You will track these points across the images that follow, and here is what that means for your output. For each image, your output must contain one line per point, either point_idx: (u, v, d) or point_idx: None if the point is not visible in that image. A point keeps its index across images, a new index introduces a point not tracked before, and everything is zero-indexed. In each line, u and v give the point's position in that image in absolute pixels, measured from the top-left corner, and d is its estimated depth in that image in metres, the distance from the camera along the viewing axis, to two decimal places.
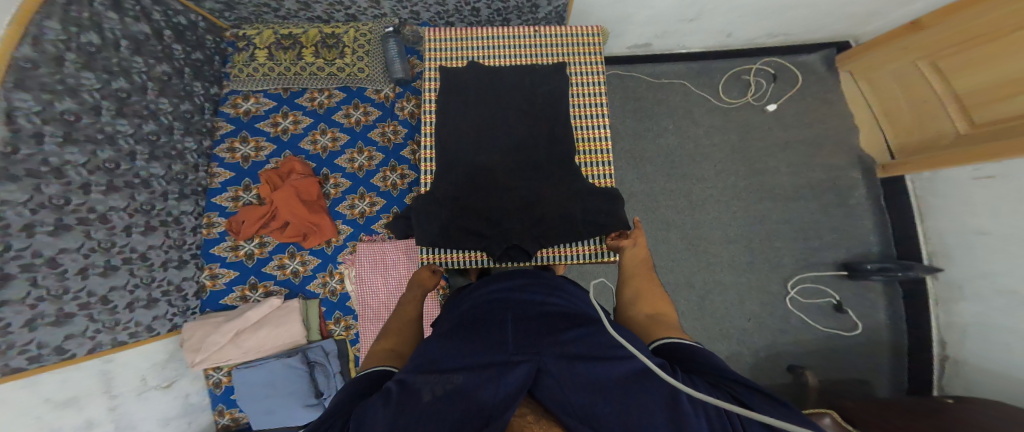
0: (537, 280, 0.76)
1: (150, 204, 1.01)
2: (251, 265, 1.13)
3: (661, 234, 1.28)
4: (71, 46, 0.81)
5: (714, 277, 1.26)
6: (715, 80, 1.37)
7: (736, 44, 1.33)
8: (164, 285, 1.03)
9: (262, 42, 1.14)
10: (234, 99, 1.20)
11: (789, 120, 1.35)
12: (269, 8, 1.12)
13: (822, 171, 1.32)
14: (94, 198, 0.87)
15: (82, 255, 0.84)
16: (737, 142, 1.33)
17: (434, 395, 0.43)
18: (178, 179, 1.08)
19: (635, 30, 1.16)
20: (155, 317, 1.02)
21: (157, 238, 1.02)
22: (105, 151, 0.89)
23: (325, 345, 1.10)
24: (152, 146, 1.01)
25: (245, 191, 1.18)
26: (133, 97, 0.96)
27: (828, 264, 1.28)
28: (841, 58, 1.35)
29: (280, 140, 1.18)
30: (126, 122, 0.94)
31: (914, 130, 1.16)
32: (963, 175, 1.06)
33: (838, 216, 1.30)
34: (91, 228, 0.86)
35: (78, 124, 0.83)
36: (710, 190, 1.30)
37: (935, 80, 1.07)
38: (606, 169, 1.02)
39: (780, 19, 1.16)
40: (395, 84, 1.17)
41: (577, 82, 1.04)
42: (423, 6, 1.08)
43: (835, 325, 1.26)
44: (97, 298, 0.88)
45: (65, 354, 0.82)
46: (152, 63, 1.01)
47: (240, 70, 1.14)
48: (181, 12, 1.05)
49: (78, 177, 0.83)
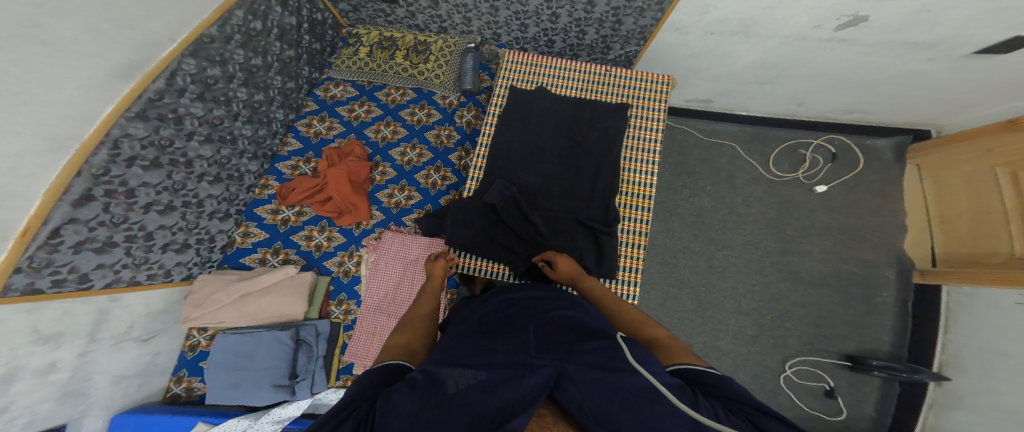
0: (557, 297, 0.82)
1: (228, 159, 1.08)
2: (281, 231, 1.21)
3: (671, 291, 1.27)
4: (242, 30, 0.96)
5: (714, 342, 1.25)
6: (769, 149, 1.32)
7: (803, 115, 1.27)
8: (201, 233, 1.08)
9: (367, 40, 1.23)
10: (328, 84, 1.29)
11: (835, 205, 1.30)
12: (382, 13, 1.19)
13: (853, 263, 1.29)
14: (192, 145, 0.96)
15: (155, 191, 0.91)
16: (774, 217, 1.30)
17: (458, 387, 0.52)
18: (257, 141, 1.15)
19: (702, 85, 1.12)
20: (178, 263, 1.05)
21: (218, 189, 1.08)
22: (219, 110, 0.99)
23: (318, 326, 1.12)
24: (254, 111, 1.10)
25: (305, 163, 1.24)
26: (260, 72, 1.07)
27: (833, 352, 1.26)
28: (913, 150, 1.28)
29: (350, 125, 1.23)
30: (245, 90, 1.04)
31: (967, 240, 1.12)
32: (1005, 297, 1.02)
33: (857, 311, 1.27)
34: (175, 169, 0.94)
35: (214, 87, 0.95)
36: (734, 259, 1.29)
37: (1009, 189, 1.00)
38: (644, 216, 1.01)
39: (864, 95, 1.09)
40: (462, 94, 1.20)
41: (636, 125, 1.02)
42: (505, 31, 1.09)
43: (819, 407, 1.24)
44: (144, 234, 0.92)
45: (85, 283, 0.82)
46: (285, 48, 1.11)
47: (343, 61, 1.24)
48: (320, 10, 1.18)
49: (190, 126, 0.93)
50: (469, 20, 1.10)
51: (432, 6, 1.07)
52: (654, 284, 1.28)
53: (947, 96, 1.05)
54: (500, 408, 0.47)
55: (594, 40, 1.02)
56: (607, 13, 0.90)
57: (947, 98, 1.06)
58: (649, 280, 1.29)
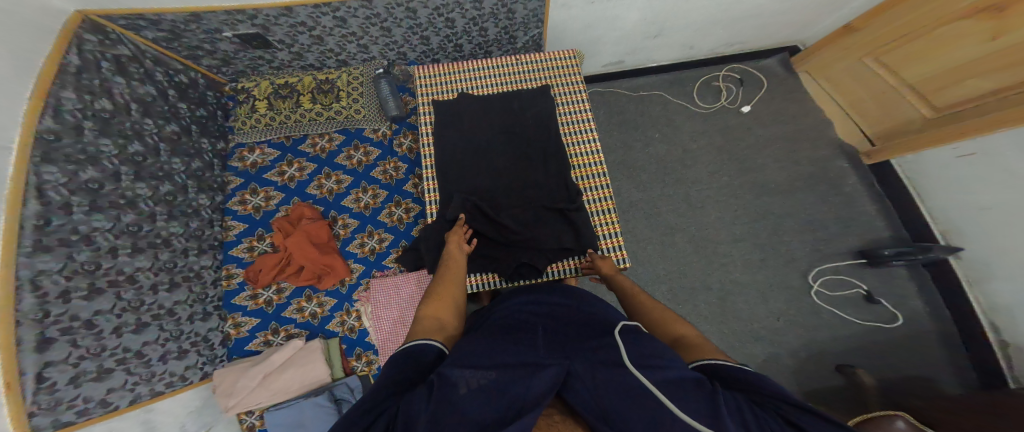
0: (562, 294, 0.77)
1: (172, 262, 0.99)
2: (270, 311, 1.08)
3: (667, 239, 1.27)
4: (87, 114, 0.85)
5: (730, 277, 1.25)
6: (689, 88, 1.45)
7: (699, 55, 1.42)
8: (192, 336, 0.99)
9: (260, 93, 1.17)
10: (240, 152, 1.20)
11: (764, 118, 1.42)
12: (264, 60, 1.15)
13: (808, 163, 1.37)
14: (122, 260, 0.87)
15: (116, 315, 0.83)
16: (722, 145, 1.38)
17: (471, 387, 0.45)
18: (195, 235, 1.07)
19: (610, 49, 1.25)
20: (187, 367, 0.97)
21: (181, 294, 0.99)
22: (129, 214, 0.91)
23: (350, 382, 1.02)
24: (169, 205, 1.01)
25: (260, 240, 1.14)
26: (147, 159, 0.98)
27: (843, 254, 1.27)
28: (797, 61, 1.46)
29: (288, 188, 1.17)
30: (144, 185, 0.96)
31: (884, 118, 1.25)
32: (943, 154, 1.11)
33: (838, 205, 1.32)
34: (122, 289, 0.85)
35: (103, 191, 0.85)
36: (705, 191, 1.33)
37: (885, 73, 1.19)
38: (602, 180, 1.04)
39: (733, 30, 1.27)
40: (391, 121, 1.19)
41: (562, 102, 1.10)
42: (408, 47, 1.12)
43: (870, 317, 1.20)
44: (132, 353, 0.85)
45: (108, 407, 0.79)
46: (162, 123, 1.02)
47: (244, 122, 1.17)
48: (181, 71, 1.09)
49: (105, 242, 0.84)
50: (366, 46, 1.10)
51: (316, 41, 1.06)
52: (650, 238, 1.27)
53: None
54: (507, 409, 0.43)
55: (496, 34, 1.09)
56: (495, 6, 0.97)
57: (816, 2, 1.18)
58: (644, 236, 1.28)
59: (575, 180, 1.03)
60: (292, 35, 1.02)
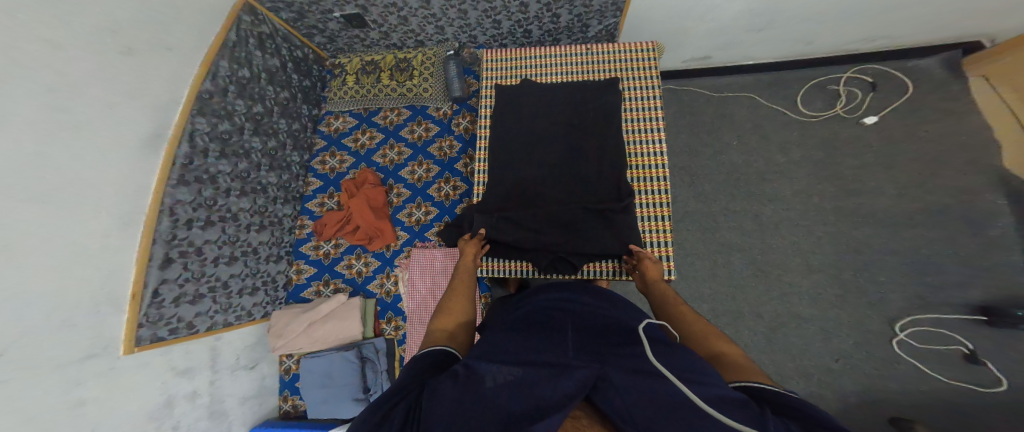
0: (596, 296, 0.78)
1: (265, 206, 1.18)
2: (326, 263, 1.28)
3: (722, 258, 1.18)
4: (233, 80, 1.03)
5: (790, 308, 1.13)
6: (792, 90, 1.22)
7: (817, 51, 1.16)
8: (265, 276, 1.17)
9: (351, 69, 1.30)
10: (329, 118, 1.36)
11: (894, 132, 1.15)
12: (358, 39, 1.26)
13: (941, 193, 1.10)
14: (232, 199, 1.06)
15: (217, 246, 1.01)
16: (821, 160, 1.17)
17: (496, 382, 0.51)
18: (284, 186, 1.26)
19: (693, 43, 1.08)
20: (256, 304, 1.15)
21: (266, 235, 1.18)
22: (242, 162, 1.08)
23: (376, 343, 1.17)
24: (272, 159, 1.19)
25: (329, 198, 1.33)
26: (265, 118, 1.16)
27: (955, 306, 1.06)
28: (968, 63, 1.11)
29: (359, 154, 1.31)
30: (258, 139, 1.14)
31: None
32: None
33: (970, 250, 1.06)
34: (225, 224, 1.04)
35: (231, 141, 1.04)
36: (786, 211, 1.17)
37: None
38: (661, 185, 0.98)
39: (879, 23, 1.00)
40: (453, 102, 1.24)
41: (631, 97, 1.02)
42: (480, 30, 1.10)
43: (965, 377, 1.02)
44: (222, 283, 1.03)
45: (194, 329, 0.95)
46: (279, 91, 1.19)
47: (335, 93, 1.31)
48: (298, 47, 1.24)
49: (224, 183, 1.03)
50: (443, 28, 1.13)
51: (401, 22, 1.12)
52: (700, 254, 1.20)
53: None
54: (535, 404, 0.46)
55: (569, 21, 1.01)
56: None
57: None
58: (694, 250, 1.20)
59: (629, 180, 0.98)
60: (385, 15, 1.09)
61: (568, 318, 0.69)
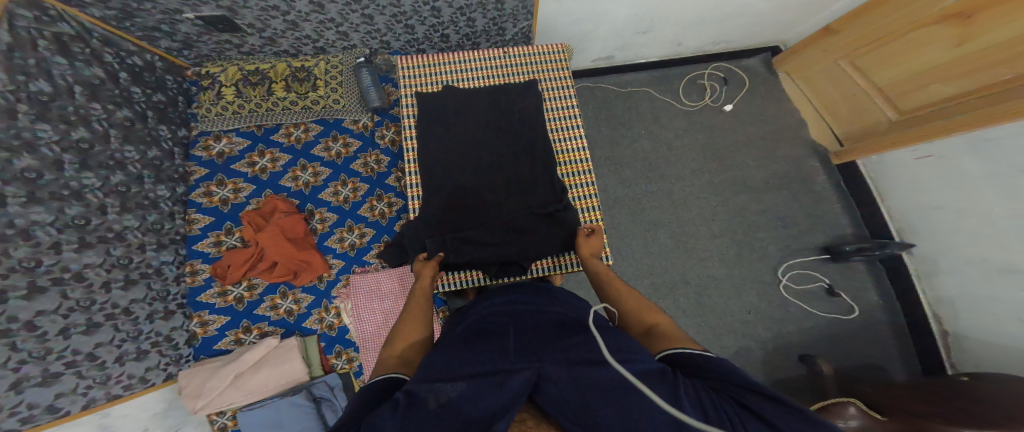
0: (536, 293, 0.78)
1: (127, 258, 0.94)
2: (241, 310, 1.06)
3: (649, 235, 1.32)
4: (23, 96, 0.75)
5: (709, 272, 1.30)
6: (676, 84, 1.47)
7: (687, 51, 1.43)
8: (153, 336, 0.97)
9: (226, 79, 1.11)
10: (204, 140, 1.14)
11: (746, 118, 1.46)
12: (231, 45, 1.07)
13: (783, 163, 1.43)
14: (66, 256, 0.81)
15: (61, 316, 0.78)
16: (704, 141, 1.42)
17: (440, 402, 0.44)
18: (155, 229, 1.02)
19: (598, 45, 1.23)
20: (148, 368, 0.95)
21: (138, 291, 0.95)
22: (71, 207, 0.83)
23: (329, 380, 1.03)
24: (122, 197, 0.95)
25: (228, 235, 1.10)
26: (95, 147, 0.90)
27: (811, 249, 1.35)
28: (778, 61, 1.49)
29: (259, 180, 1.12)
30: (91, 175, 0.88)
31: (854, 119, 1.32)
32: (903, 156, 1.19)
33: (808, 202, 1.39)
34: (68, 288, 0.80)
35: (43, 181, 0.78)
36: (688, 188, 1.37)
37: (858, 74, 1.24)
38: (587, 177, 1.03)
39: (722, 28, 1.27)
40: (373, 112, 1.16)
41: (551, 97, 1.06)
42: (392, 36, 1.06)
43: (831, 309, 1.30)
44: (84, 356, 0.82)
45: (57, 412, 0.77)
46: (111, 109, 0.95)
47: (208, 109, 1.11)
48: (135, 52, 1.00)
49: (46, 237, 0.77)
50: (347, 34, 1.05)
51: (291, 27, 0.99)
52: (632, 234, 1.31)
53: None
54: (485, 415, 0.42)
55: (484, 24, 1.03)
56: None
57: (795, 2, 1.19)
58: (627, 232, 1.32)
59: (560, 176, 1.01)
60: (264, 18, 0.94)
61: (511, 319, 0.67)
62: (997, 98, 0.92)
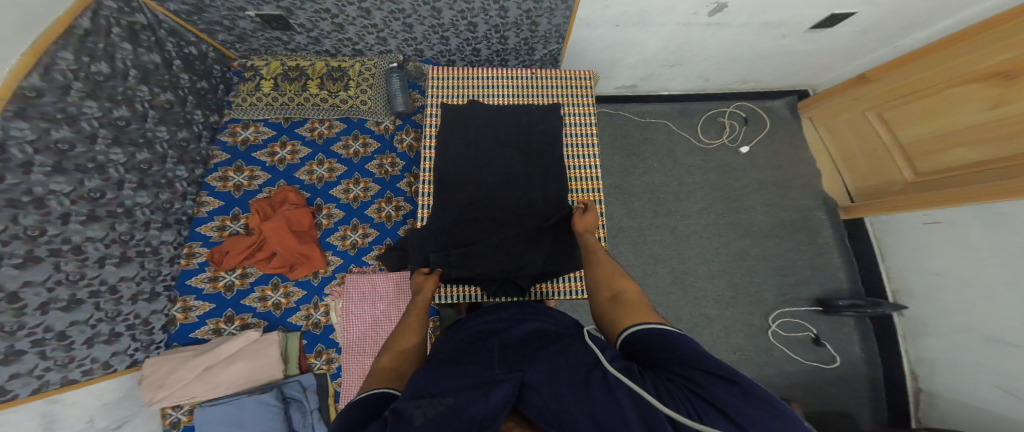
0: (520, 307, 0.79)
1: (129, 234, 0.96)
2: (229, 298, 1.10)
3: (649, 269, 1.34)
4: (79, 75, 0.80)
5: (701, 311, 1.33)
6: (695, 120, 1.47)
7: (711, 88, 1.42)
8: (130, 318, 0.97)
9: (267, 73, 1.13)
10: (233, 127, 1.18)
11: (761, 160, 1.46)
12: (279, 42, 1.09)
13: (791, 210, 1.43)
14: (71, 228, 0.83)
15: (47, 289, 0.79)
16: (716, 181, 1.43)
17: (427, 416, 0.47)
18: (163, 207, 1.04)
19: (624, 73, 1.23)
20: (114, 353, 0.94)
21: (130, 269, 0.97)
22: (92, 179, 0.86)
23: (303, 380, 1.07)
24: (142, 174, 0.98)
25: (232, 221, 1.14)
26: (131, 125, 0.94)
27: (805, 300, 1.37)
28: (803, 105, 1.49)
29: (275, 170, 1.15)
30: (119, 151, 0.91)
31: (869, 176, 1.32)
32: (913, 219, 1.19)
33: (809, 254, 1.41)
34: (62, 260, 0.82)
35: (72, 153, 0.81)
36: (693, 225, 1.38)
37: (882, 128, 1.23)
38: (598, 207, 1.03)
39: (752, 68, 1.26)
40: (396, 116, 1.17)
41: (572, 121, 1.07)
42: (426, 46, 1.06)
43: (814, 357, 1.33)
44: (54, 334, 0.80)
45: (7, 395, 0.73)
46: (157, 92, 0.99)
47: (244, 98, 1.13)
48: (194, 43, 1.06)
49: (58, 207, 0.80)
50: (385, 40, 1.05)
51: (337, 29, 0.99)
52: (632, 265, 1.33)
53: (838, 42, 1.14)
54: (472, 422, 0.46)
55: (516, 43, 1.02)
56: (520, 17, 0.91)
57: (836, 48, 1.18)
58: (627, 262, 1.34)
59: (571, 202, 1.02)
60: (314, 21, 0.96)
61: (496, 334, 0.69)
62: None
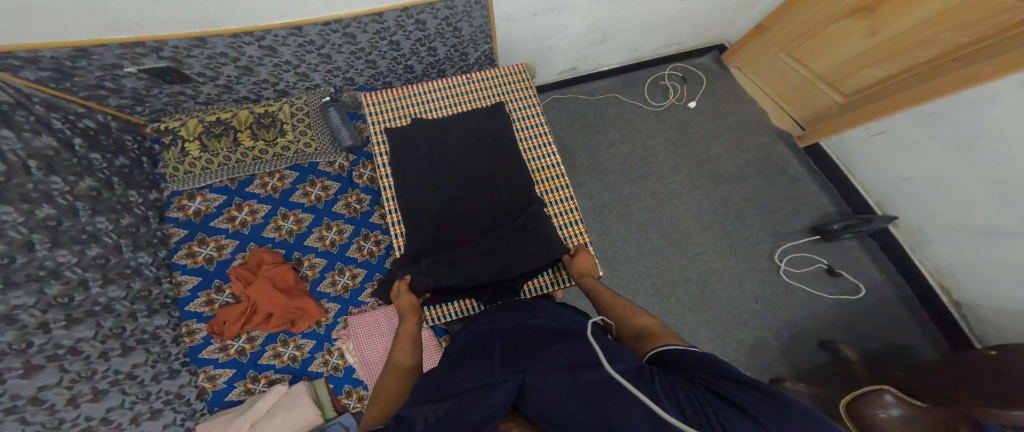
0: (517, 307, 0.70)
1: (119, 327, 0.93)
2: (246, 361, 1.05)
3: (642, 236, 1.34)
4: None
5: (705, 265, 1.31)
6: (640, 88, 1.54)
7: (645, 55, 1.50)
8: (163, 395, 0.96)
9: (188, 133, 1.10)
10: (178, 200, 1.11)
11: (708, 112, 1.53)
12: (187, 97, 1.07)
13: (754, 151, 1.47)
14: (56, 334, 0.80)
15: (65, 388, 0.79)
16: (677, 138, 1.47)
17: (428, 423, 0.38)
18: (142, 296, 0.99)
19: (561, 58, 1.30)
20: (164, 427, 0.94)
21: (138, 356, 0.95)
22: (53, 286, 0.82)
23: (344, 420, 1.02)
24: (103, 269, 0.93)
25: (219, 292, 1.08)
26: (62, 223, 0.87)
27: (799, 232, 1.36)
28: (726, 57, 1.58)
29: (241, 234, 1.10)
30: (65, 251, 0.86)
31: (807, 104, 1.40)
32: (859, 134, 1.25)
33: (785, 187, 1.42)
34: (66, 361, 0.81)
35: (16, 264, 0.76)
36: (672, 185, 1.40)
37: (798, 65, 1.33)
38: (566, 192, 1.00)
39: (671, 31, 1.36)
40: (347, 152, 1.16)
41: (519, 117, 1.06)
42: (355, 72, 1.08)
43: (837, 290, 1.29)
44: (98, 421, 0.83)
45: None
46: (72, 180, 0.91)
47: (177, 168, 1.10)
48: (86, 114, 0.97)
49: (32, 318, 0.76)
50: (307, 75, 1.06)
51: (246, 72, 0.99)
52: (625, 237, 1.33)
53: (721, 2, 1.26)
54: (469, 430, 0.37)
55: (447, 52, 1.08)
56: (440, 26, 0.96)
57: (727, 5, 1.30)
58: (620, 235, 1.34)
59: (540, 194, 0.98)
60: (213, 66, 0.94)
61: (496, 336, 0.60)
62: (933, 73, 0.99)
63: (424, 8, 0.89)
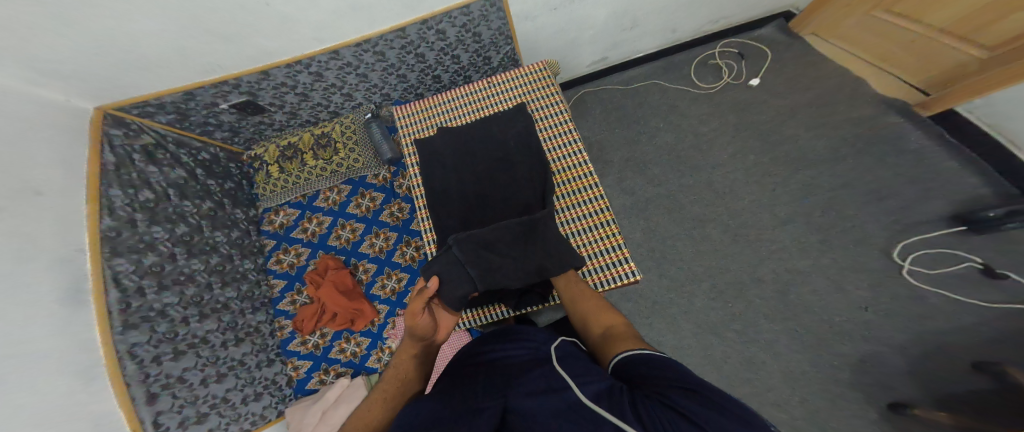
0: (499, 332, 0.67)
1: (234, 321, 1.10)
2: (319, 353, 1.15)
3: (698, 232, 1.18)
4: (135, 206, 0.96)
5: (786, 264, 1.10)
6: (685, 70, 1.38)
7: (686, 36, 1.35)
8: (263, 381, 1.09)
9: (270, 157, 1.29)
10: (269, 215, 1.28)
11: (778, 87, 1.30)
12: (266, 125, 1.25)
13: (849, 126, 1.20)
14: (194, 326, 1.01)
15: (199, 370, 0.98)
16: (738, 121, 1.27)
17: None
18: (248, 296, 1.16)
19: (586, 49, 1.24)
20: (264, 406, 1.08)
21: (247, 346, 1.10)
22: (190, 288, 1.03)
23: None
24: (222, 273, 1.11)
25: (300, 293, 1.22)
26: (195, 237, 1.08)
27: (932, 221, 1.05)
28: (795, 26, 1.34)
29: (313, 243, 1.23)
30: (197, 261, 1.07)
31: (926, 65, 1.09)
32: (1020, 92, 0.92)
33: (905, 165, 1.12)
34: (200, 349, 1.00)
35: (165, 272, 0.98)
36: (732, 174, 1.22)
37: (903, 20, 1.07)
38: (596, 192, 0.91)
39: (715, 4, 1.20)
40: (389, 165, 1.25)
41: (541, 117, 1.01)
42: (390, 87, 1.18)
43: (998, 296, 0.96)
44: (220, 399, 1.00)
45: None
46: (198, 203, 1.12)
47: (265, 188, 1.28)
48: (201, 148, 1.18)
49: (178, 313, 0.98)
50: (350, 95, 1.18)
51: (303, 98, 1.14)
52: (677, 236, 1.19)
53: None
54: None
55: (470, 58, 1.12)
56: (459, 33, 1.01)
57: None
58: (670, 234, 1.19)
59: (557, 199, 0.91)
60: (280, 96, 1.10)
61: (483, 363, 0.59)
62: None
63: (443, 18, 0.95)
